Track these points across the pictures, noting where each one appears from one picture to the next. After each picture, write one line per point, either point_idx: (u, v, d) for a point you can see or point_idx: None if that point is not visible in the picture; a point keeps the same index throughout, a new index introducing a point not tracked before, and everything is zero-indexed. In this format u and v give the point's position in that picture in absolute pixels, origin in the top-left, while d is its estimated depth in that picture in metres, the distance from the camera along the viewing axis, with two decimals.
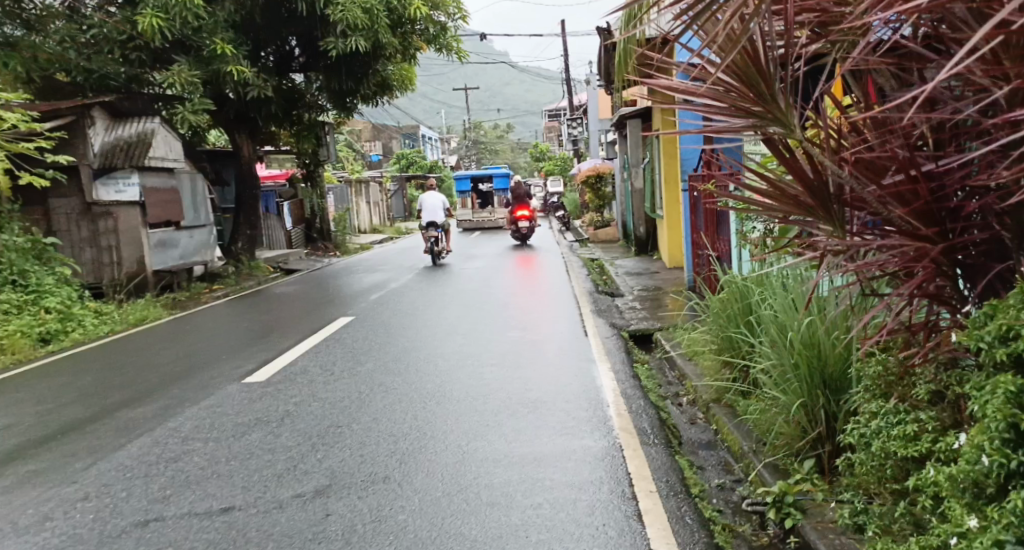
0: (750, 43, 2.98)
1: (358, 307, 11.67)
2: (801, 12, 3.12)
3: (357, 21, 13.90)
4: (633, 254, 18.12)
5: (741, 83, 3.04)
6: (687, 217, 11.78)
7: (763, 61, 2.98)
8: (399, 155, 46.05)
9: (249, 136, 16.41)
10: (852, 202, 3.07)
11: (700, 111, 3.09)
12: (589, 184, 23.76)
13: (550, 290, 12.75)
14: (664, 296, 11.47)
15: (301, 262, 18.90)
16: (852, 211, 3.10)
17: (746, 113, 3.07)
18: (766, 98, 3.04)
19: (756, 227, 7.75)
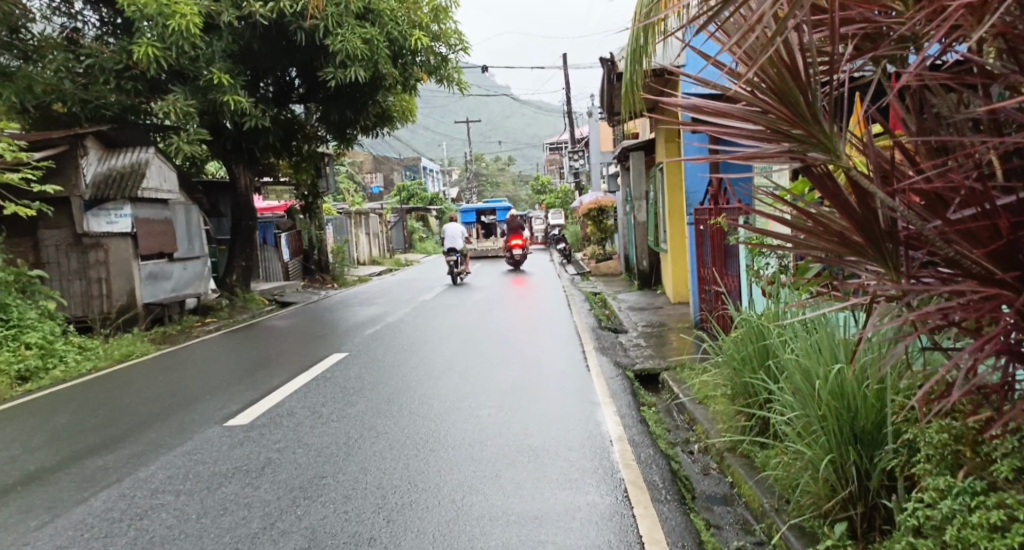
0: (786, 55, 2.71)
1: (353, 342, 11.30)
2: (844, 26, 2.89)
3: (356, 52, 13.65)
4: (636, 288, 17.77)
5: (777, 103, 2.75)
6: (693, 251, 11.45)
7: (803, 76, 2.70)
8: (399, 186, 45.86)
9: (247, 166, 16.14)
10: (907, 241, 2.78)
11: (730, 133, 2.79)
12: (591, 217, 23.47)
13: (552, 324, 12.37)
14: (669, 334, 11.11)
15: (297, 295, 18.56)
16: (906, 251, 2.79)
17: (783, 136, 2.76)
18: (806, 118, 2.74)
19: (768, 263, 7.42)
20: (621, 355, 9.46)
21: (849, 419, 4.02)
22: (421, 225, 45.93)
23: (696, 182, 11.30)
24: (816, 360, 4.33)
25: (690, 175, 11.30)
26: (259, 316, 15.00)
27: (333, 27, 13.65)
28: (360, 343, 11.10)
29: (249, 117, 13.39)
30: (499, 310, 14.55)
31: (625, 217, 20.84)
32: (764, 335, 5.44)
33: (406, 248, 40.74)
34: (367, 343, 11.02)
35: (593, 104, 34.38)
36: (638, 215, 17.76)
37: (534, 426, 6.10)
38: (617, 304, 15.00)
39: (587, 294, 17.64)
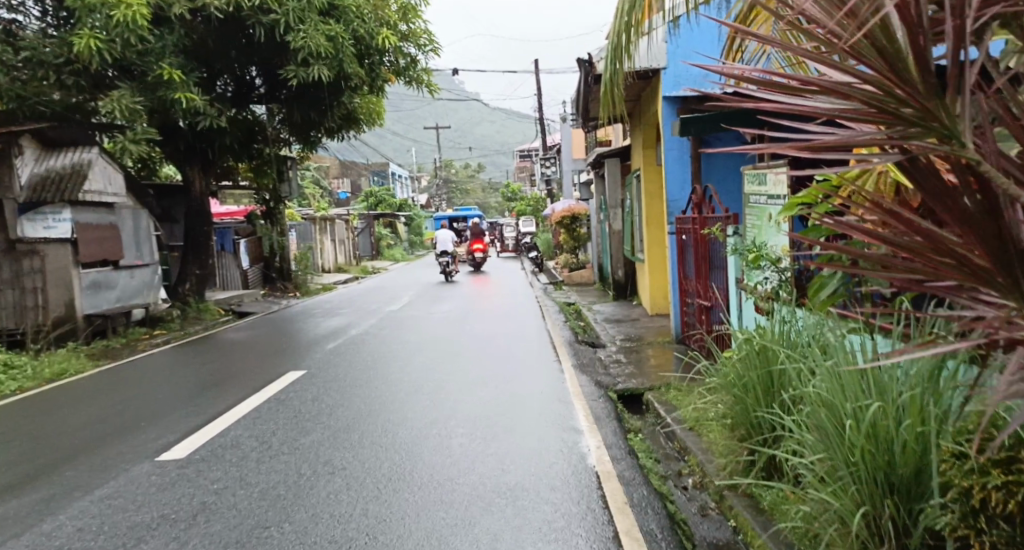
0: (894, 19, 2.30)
1: (314, 357, 10.56)
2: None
3: (320, 49, 12.96)
4: (611, 299, 17.21)
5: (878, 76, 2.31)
6: (674, 262, 10.88)
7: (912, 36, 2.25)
8: (367, 192, 45.03)
9: (202, 170, 15.45)
10: None
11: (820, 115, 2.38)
12: (563, 225, 22.89)
13: (526, 338, 11.73)
14: (648, 349, 10.53)
15: (255, 304, 17.77)
16: None
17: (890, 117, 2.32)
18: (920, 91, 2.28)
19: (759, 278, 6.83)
20: (601, 373, 8.84)
21: (885, 463, 3.45)
22: (388, 231, 45.12)
23: (678, 189, 10.73)
24: (843, 392, 3.73)
25: (672, 183, 10.74)
26: (215, 328, 14.18)
27: (294, 23, 12.88)
28: (319, 359, 10.39)
29: (203, 116, 12.65)
30: (469, 322, 13.86)
31: (599, 225, 20.28)
32: (771, 358, 4.84)
33: (372, 255, 39.89)
34: (328, 358, 10.31)
35: (565, 110, 33.86)
36: (613, 223, 17.22)
37: (511, 460, 5.46)
38: (593, 316, 14.42)
39: (560, 304, 17.05)
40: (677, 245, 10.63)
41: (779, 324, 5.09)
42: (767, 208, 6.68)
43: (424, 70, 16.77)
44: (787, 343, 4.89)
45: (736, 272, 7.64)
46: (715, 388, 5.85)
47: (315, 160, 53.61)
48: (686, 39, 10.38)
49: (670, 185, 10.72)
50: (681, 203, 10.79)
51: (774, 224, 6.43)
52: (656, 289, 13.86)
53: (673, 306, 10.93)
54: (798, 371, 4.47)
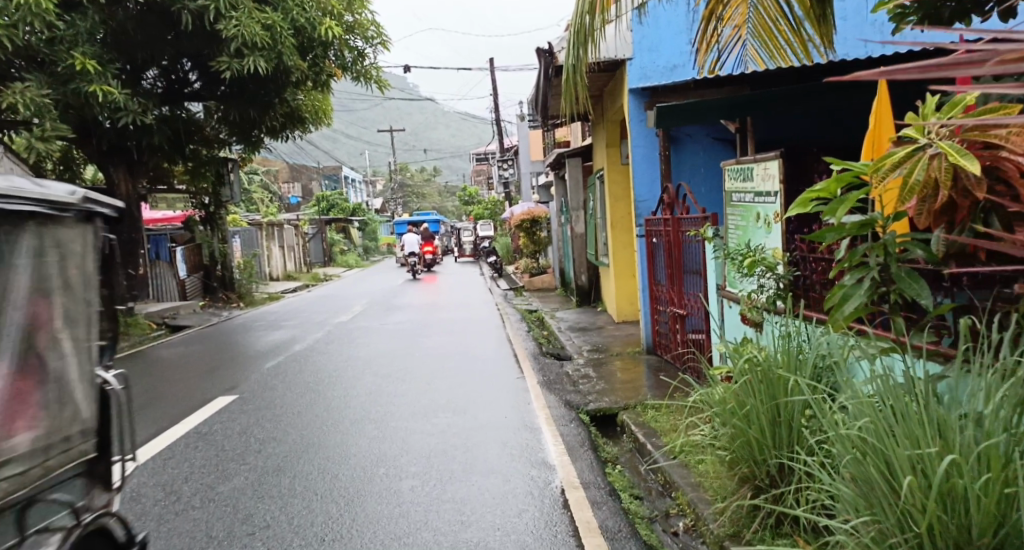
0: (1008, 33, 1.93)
1: (251, 376, 9.60)
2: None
3: (255, 39, 12.05)
4: (574, 305, 16.42)
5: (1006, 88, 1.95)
6: (644, 266, 10.08)
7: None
8: (319, 197, 43.89)
9: (128, 172, 14.74)
10: None
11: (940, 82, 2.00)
12: (523, 228, 22.07)
13: (482, 350, 10.81)
14: (616, 361, 9.73)
15: (192, 315, 16.73)
16: None
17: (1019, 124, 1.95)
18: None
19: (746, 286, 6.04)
20: (565, 390, 8.00)
21: (957, 531, 2.63)
22: (342, 237, 43.97)
23: (647, 188, 9.90)
24: (893, 435, 2.88)
25: (639, 182, 9.91)
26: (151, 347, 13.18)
27: (226, 11, 11.93)
28: (251, 378, 9.44)
29: (123, 111, 11.77)
30: (423, 333, 12.96)
31: (560, 229, 19.48)
32: (778, 388, 3.96)
33: (326, 261, 38.76)
34: (263, 378, 9.36)
35: (523, 111, 33.06)
36: (575, 226, 16.44)
37: (473, 509, 4.57)
38: (555, 324, 13.62)
39: (520, 311, 16.23)
40: (647, 249, 9.80)
41: (783, 342, 4.23)
42: (753, 207, 5.84)
43: (373, 66, 15.86)
44: (796, 366, 4.00)
45: (717, 279, 6.80)
46: (705, 414, 5.00)
47: (265, 164, 52.26)
48: (653, 27, 9.54)
49: (638, 185, 9.90)
50: (651, 204, 9.96)
51: (765, 225, 5.61)
52: (622, 293, 13.10)
53: (643, 314, 10.10)
54: (820, 402, 3.60)
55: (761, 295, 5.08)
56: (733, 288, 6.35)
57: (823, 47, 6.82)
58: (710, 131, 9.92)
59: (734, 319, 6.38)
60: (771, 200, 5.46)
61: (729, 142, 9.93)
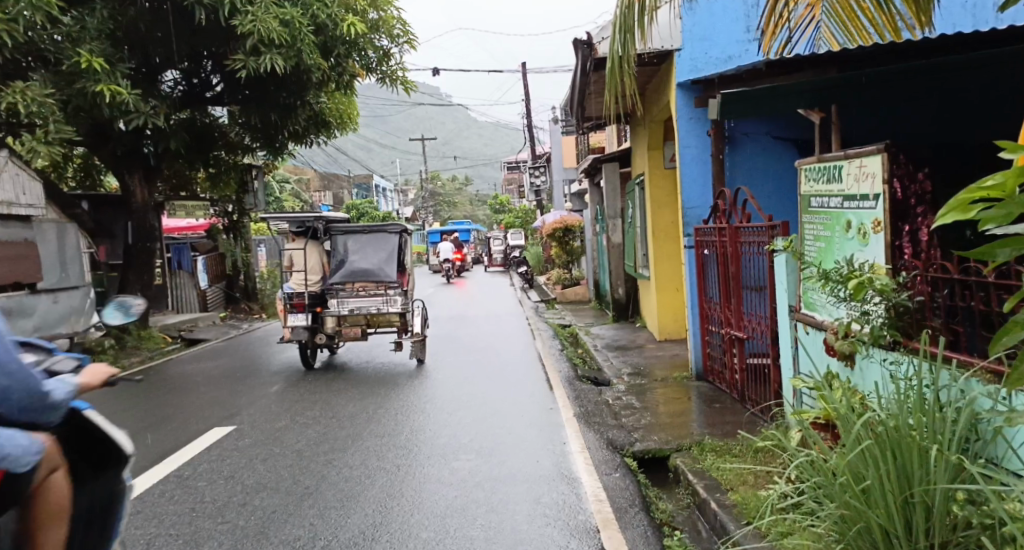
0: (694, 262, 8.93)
1: (260, 398, 8.73)
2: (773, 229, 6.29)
3: (273, 36, 11.17)
4: (611, 320, 15.34)
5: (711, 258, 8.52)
6: (692, 280, 9.06)
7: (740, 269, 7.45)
8: (348, 205, 43.27)
9: (144, 178, 13.81)
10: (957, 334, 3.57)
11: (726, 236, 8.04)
12: (555, 237, 21.00)
13: (512, 369, 9.86)
14: (662, 387, 8.69)
15: (209, 329, 16.20)
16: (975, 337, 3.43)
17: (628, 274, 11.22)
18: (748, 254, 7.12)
19: (829, 311, 5.07)
20: (608, 421, 7.02)
21: None
22: None
23: (697, 194, 8.88)
24: None
25: (689, 187, 8.90)
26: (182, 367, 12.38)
27: (241, 5, 11.06)
28: (257, 401, 8.58)
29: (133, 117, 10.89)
30: (450, 349, 12.05)
31: (595, 238, 18.46)
32: (909, 458, 3.14)
33: None
34: (273, 401, 8.48)
35: (556, 116, 32.07)
36: (613, 235, 15.46)
37: None
38: (592, 341, 12.63)
39: (553, 326, 15.27)
40: (697, 262, 8.80)
41: (904, 391, 3.46)
42: (842, 214, 4.83)
43: (398, 66, 15.02)
44: (934, 433, 3.17)
45: (790, 299, 5.77)
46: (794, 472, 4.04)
47: (295, 173, 51.79)
48: (706, 14, 8.57)
49: (687, 190, 8.89)
50: (703, 212, 8.94)
51: (860, 237, 4.59)
52: (664, 310, 12.11)
53: (691, 334, 9.10)
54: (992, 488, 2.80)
55: (864, 324, 4.08)
56: (815, 311, 5.33)
57: (915, 22, 5.80)
58: (769, 128, 8.85)
59: (813, 348, 5.36)
60: (871, 205, 4.44)
61: (791, 141, 8.86)
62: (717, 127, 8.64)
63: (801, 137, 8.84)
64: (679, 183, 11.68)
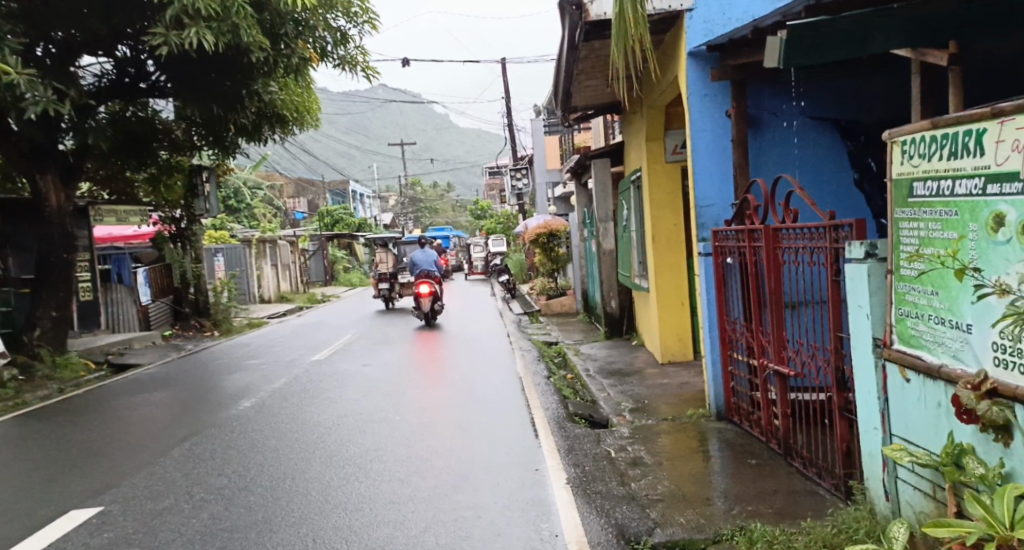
0: (702, 267, 7.41)
1: (167, 448, 7.06)
2: (787, 228, 5.43)
3: (200, 6, 9.51)
4: (603, 337, 13.63)
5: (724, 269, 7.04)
6: (707, 288, 7.39)
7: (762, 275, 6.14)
8: (322, 211, 41.66)
9: (61, 179, 12.87)
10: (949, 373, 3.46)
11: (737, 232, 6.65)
12: (539, 243, 19.23)
13: (486, 403, 8.15)
14: (670, 430, 7.03)
15: (143, 353, 14.63)
16: None
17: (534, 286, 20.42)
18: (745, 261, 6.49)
19: (943, 337, 3.51)
20: (603, 489, 5.37)
21: None
22: (345, 253, 41.69)
23: (715, 190, 7.24)
24: None
25: (703, 181, 7.23)
26: (103, 401, 10.71)
27: None
28: (159, 452, 6.93)
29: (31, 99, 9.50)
30: (416, 374, 10.33)
31: (582, 244, 16.83)
32: None
33: (326, 280, 36.70)
34: (182, 452, 6.79)
35: (538, 115, 30.45)
36: (604, 241, 13.82)
37: None
38: (581, 364, 10.99)
39: (536, 344, 13.61)
40: (717, 272, 7.15)
41: None
42: (984, 203, 3.21)
43: (358, 51, 13.33)
44: None
45: (874, 331, 4.05)
46: None
47: (268, 178, 50.07)
48: None
49: (700, 184, 7.22)
50: (720, 212, 7.25)
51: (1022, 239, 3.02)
52: (664, 326, 10.50)
53: (706, 361, 7.44)
54: None
55: None
56: (921, 348, 3.66)
57: None
58: (804, 107, 7.11)
59: (919, 401, 3.70)
60: None
61: (832, 122, 7.10)
62: (739, 106, 6.99)
63: (844, 117, 7.11)
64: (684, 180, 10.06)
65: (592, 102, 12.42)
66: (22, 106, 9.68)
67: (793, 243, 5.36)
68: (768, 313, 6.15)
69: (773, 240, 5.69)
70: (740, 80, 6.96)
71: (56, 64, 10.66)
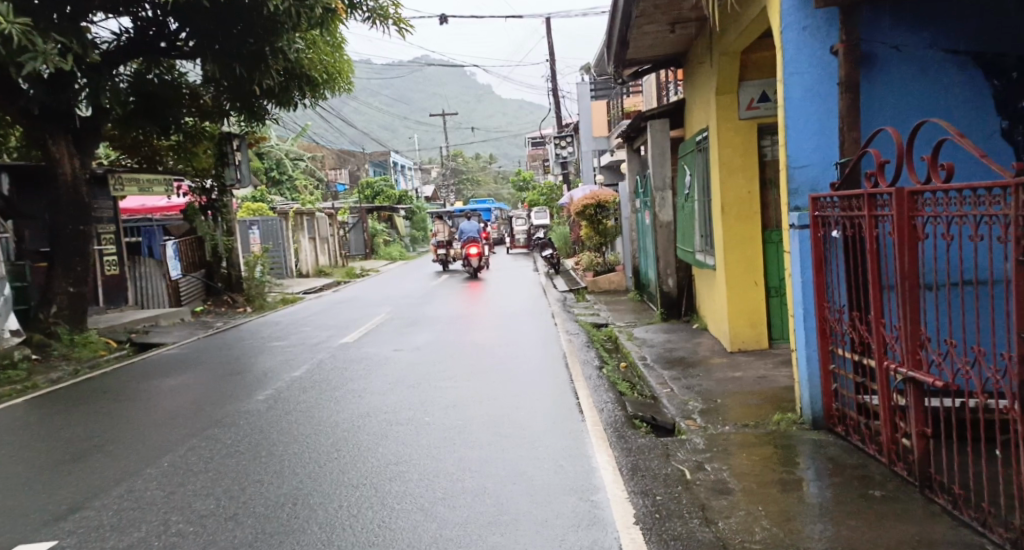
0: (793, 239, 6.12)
1: (168, 444, 5.88)
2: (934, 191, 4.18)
3: None
4: (659, 319, 12.31)
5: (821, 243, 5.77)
6: (795, 265, 6.12)
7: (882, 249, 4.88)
8: (362, 183, 40.60)
9: (74, 143, 11.71)
10: None
11: (846, 195, 5.37)
12: (587, 215, 17.84)
13: (531, 402, 6.93)
14: (755, 441, 5.76)
15: (170, 331, 13.21)
16: None
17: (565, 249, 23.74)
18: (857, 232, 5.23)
19: None
20: (683, 533, 4.17)
21: None
22: (385, 226, 40.66)
23: (811, 144, 6.02)
24: None
25: (797, 134, 6.05)
26: (117, 383, 9.59)
27: None
28: (155, 449, 5.79)
29: (28, 52, 8.57)
30: (454, 362, 9.13)
31: (633, 215, 15.54)
32: None
33: (365, 254, 35.77)
34: (183, 451, 5.63)
35: (585, 79, 28.89)
36: (660, 213, 12.45)
37: None
38: (636, 351, 9.76)
39: (584, 326, 12.36)
40: (815, 253, 5.84)
41: None
42: None
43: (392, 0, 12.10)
44: None
45: None
46: None
47: (310, 150, 49.05)
48: None
49: (793, 139, 6.03)
50: (817, 172, 6.03)
51: None
52: (734, 309, 9.19)
53: (797, 357, 6.13)
54: None
55: None
56: None
57: None
58: (934, 39, 5.85)
59: None
60: None
61: (968, 58, 5.84)
62: (846, 41, 5.79)
63: (982, 51, 5.86)
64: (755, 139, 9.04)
65: (652, 54, 11.18)
66: (20, 60, 8.71)
67: (943, 211, 4.11)
68: (888, 299, 4.91)
69: (904, 207, 4.44)
70: (852, 6, 5.72)
71: (65, 17, 9.64)
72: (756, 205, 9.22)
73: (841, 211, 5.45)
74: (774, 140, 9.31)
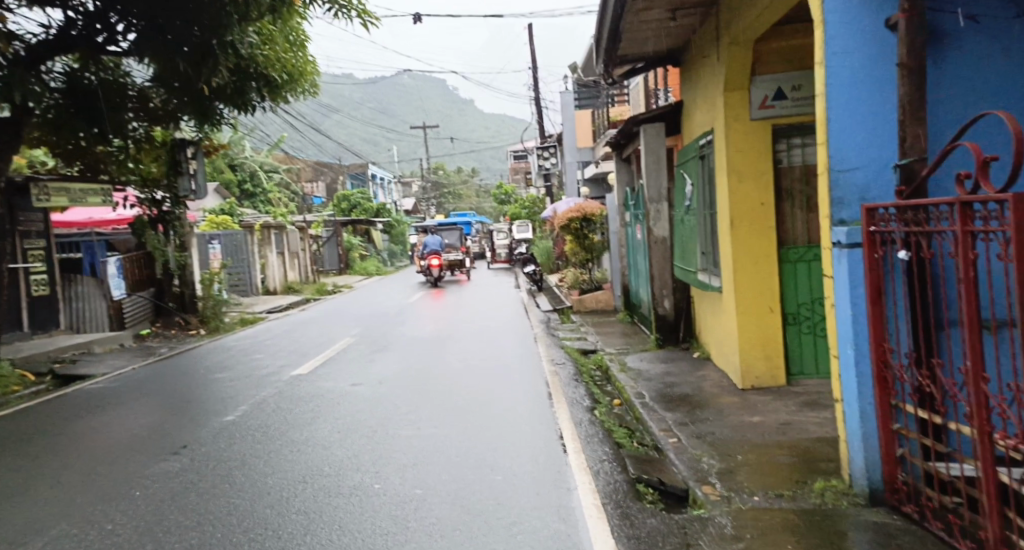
0: (836, 262, 4.83)
1: (28, 531, 4.53)
2: None
3: None
4: (653, 347, 11.01)
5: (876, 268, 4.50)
6: (838, 292, 4.83)
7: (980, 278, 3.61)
8: (338, 196, 39.17)
9: None
10: None
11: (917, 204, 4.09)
12: (571, 230, 16.53)
13: (510, 462, 5.60)
14: (799, 520, 4.47)
15: (104, 358, 11.75)
16: None
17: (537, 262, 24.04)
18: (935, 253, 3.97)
19: None
20: None
21: None
22: (362, 241, 39.20)
23: (857, 144, 4.84)
24: None
25: (840, 131, 4.87)
26: (20, 423, 8.16)
27: None
28: (8, 538, 4.44)
29: None
30: (420, 401, 7.74)
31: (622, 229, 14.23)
32: None
33: (339, 269, 34.35)
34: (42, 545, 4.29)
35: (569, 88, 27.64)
36: (654, 227, 11.15)
37: None
38: (631, 385, 8.45)
39: (571, 354, 11.03)
40: (871, 278, 4.51)
41: None
42: None
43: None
44: None
45: None
46: None
47: (284, 162, 47.52)
48: None
49: (838, 136, 4.86)
50: (869, 177, 4.85)
51: None
52: (746, 339, 7.93)
53: (843, 409, 4.84)
54: None
55: None
56: None
57: None
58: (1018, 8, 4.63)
59: None
60: None
61: None
62: (909, 10, 4.54)
63: None
64: (768, 146, 7.88)
65: (648, 49, 9.94)
66: None
67: None
68: (984, 343, 3.64)
69: None
70: None
71: None
72: (770, 219, 7.97)
73: (910, 225, 4.18)
74: (791, 143, 8.01)
